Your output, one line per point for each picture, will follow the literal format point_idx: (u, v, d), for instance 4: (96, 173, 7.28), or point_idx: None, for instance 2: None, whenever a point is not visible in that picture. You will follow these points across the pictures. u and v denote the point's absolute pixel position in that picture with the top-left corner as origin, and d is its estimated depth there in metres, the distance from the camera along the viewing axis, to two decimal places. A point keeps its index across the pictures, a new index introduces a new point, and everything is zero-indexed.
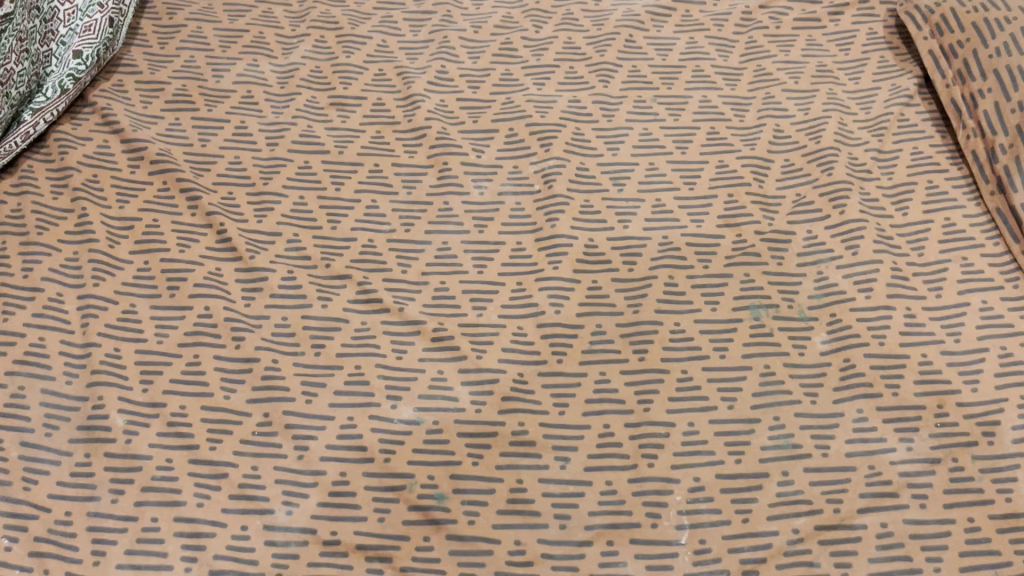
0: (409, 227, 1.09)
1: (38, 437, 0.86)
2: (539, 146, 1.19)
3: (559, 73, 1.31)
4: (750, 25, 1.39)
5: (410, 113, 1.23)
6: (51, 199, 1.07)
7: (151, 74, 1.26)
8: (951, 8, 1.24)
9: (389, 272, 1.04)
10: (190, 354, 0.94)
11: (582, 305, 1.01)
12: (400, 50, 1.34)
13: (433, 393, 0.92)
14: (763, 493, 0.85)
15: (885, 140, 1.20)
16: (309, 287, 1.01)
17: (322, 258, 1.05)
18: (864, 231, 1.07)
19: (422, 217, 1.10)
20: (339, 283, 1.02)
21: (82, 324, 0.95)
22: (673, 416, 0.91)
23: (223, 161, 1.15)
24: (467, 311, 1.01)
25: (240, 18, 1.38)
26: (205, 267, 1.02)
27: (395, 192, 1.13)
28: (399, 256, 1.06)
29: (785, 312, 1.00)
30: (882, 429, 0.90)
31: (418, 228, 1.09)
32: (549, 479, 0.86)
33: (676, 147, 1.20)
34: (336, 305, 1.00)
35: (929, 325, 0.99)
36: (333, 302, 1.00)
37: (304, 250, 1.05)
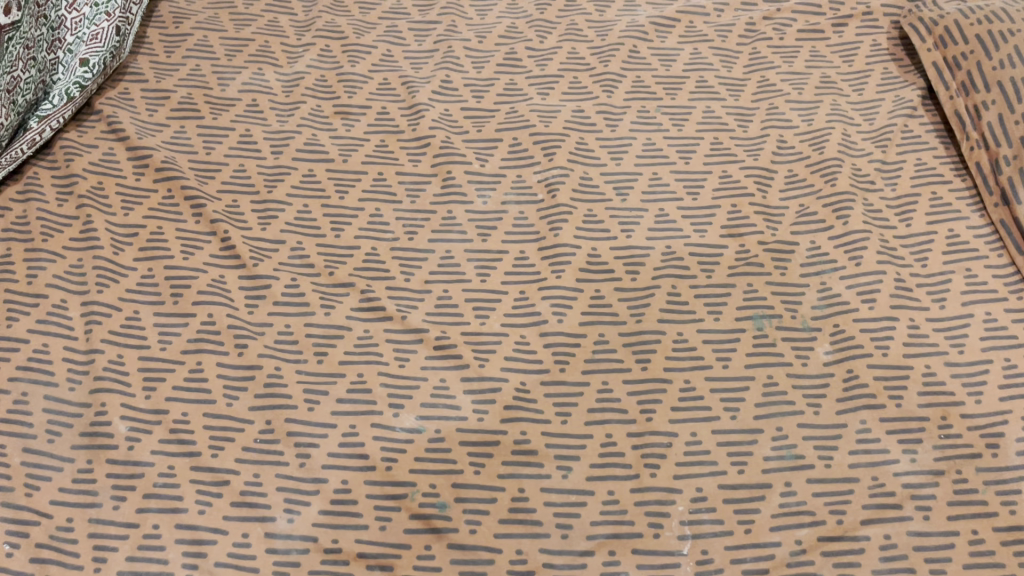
0: (428, 322, 1.28)
1: (127, 523, 1.02)
2: (552, 246, 1.39)
3: (498, 116, 1.60)
4: (704, 65, 1.70)
5: (426, 231, 1.40)
6: (115, 312, 1.23)
7: (205, 186, 1.45)
8: (979, 67, 1.50)
9: (416, 366, 1.22)
10: (264, 443, 1.12)
11: (591, 404, 1.19)
12: (430, 155, 1.53)
13: (459, 469, 1.12)
14: (754, 531, 1.06)
15: (854, 243, 1.36)
16: (371, 381, 1.20)
17: (365, 360, 1.22)
18: (834, 344, 1.25)
19: (427, 304, 1.30)
20: (386, 373, 1.21)
21: (87, 332, 1.22)
22: (671, 474, 1.12)
23: (312, 204, 1.44)
24: (630, 362, 1.24)
25: (285, 122, 1.56)
26: (267, 371, 1.20)
27: (410, 282, 1.33)
28: (421, 372, 1.22)
29: (763, 403, 1.19)
30: (824, 503, 1.09)
31: (428, 319, 1.28)
32: (554, 547, 1.06)
33: (619, 194, 1.46)
34: (384, 391, 1.19)
35: (944, 378, 1.21)
36: (368, 392, 1.18)
37: (351, 356, 1.23)
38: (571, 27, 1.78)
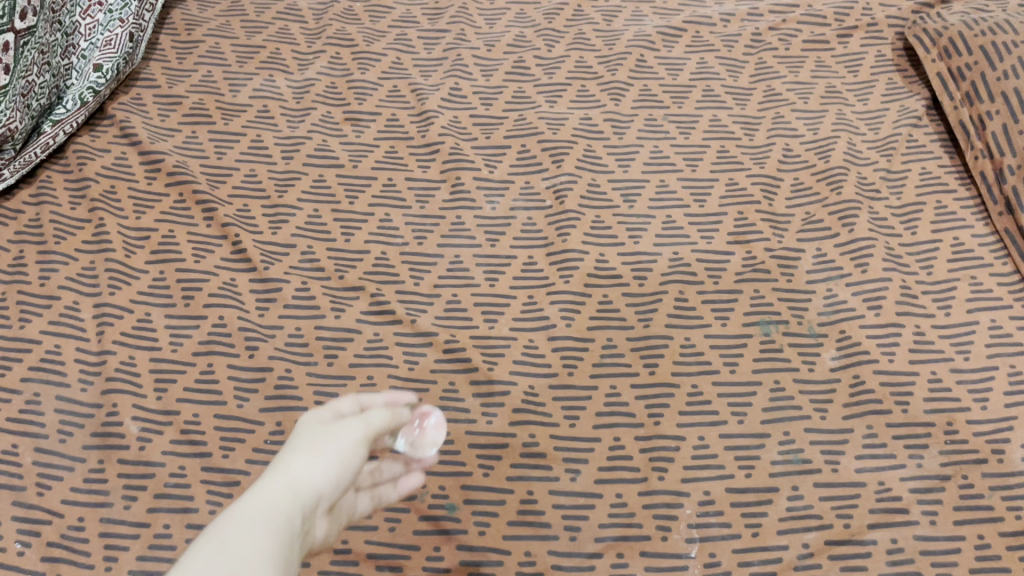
0: (421, 241, 1.00)
1: (52, 443, 0.78)
2: (551, 163, 1.10)
3: (572, 91, 1.22)
4: (760, 46, 1.29)
5: (423, 129, 1.14)
6: (68, 209, 0.98)
7: (169, 88, 1.18)
8: (958, 31, 1.14)
9: (401, 284, 0.95)
10: (203, 363, 0.85)
11: (592, 318, 0.92)
12: (414, 68, 1.25)
13: (444, 405, 0.84)
14: (775, 507, 0.77)
15: (893, 160, 1.10)
16: (323, 298, 0.92)
17: (336, 269, 0.96)
18: (873, 250, 0.98)
19: (435, 230, 1.01)
20: (352, 294, 0.93)
21: (15, 323, 0.86)
22: (683, 430, 0.82)
23: (238, 174, 1.06)
24: (477, 323, 0.92)
25: (258, 35, 1.29)
26: (220, 277, 0.93)
27: (408, 207, 1.04)
28: (411, 267, 0.97)
29: (795, 328, 0.91)
30: (892, 446, 0.81)
31: (431, 241, 1.00)
32: (559, 491, 0.78)
33: (688, 164, 1.11)
34: (349, 316, 0.91)
35: (938, 343, 0.89)
36: (347, 312, 0.91)
37: (317, 262, 0.96)
38: (580, 13, 1.36)
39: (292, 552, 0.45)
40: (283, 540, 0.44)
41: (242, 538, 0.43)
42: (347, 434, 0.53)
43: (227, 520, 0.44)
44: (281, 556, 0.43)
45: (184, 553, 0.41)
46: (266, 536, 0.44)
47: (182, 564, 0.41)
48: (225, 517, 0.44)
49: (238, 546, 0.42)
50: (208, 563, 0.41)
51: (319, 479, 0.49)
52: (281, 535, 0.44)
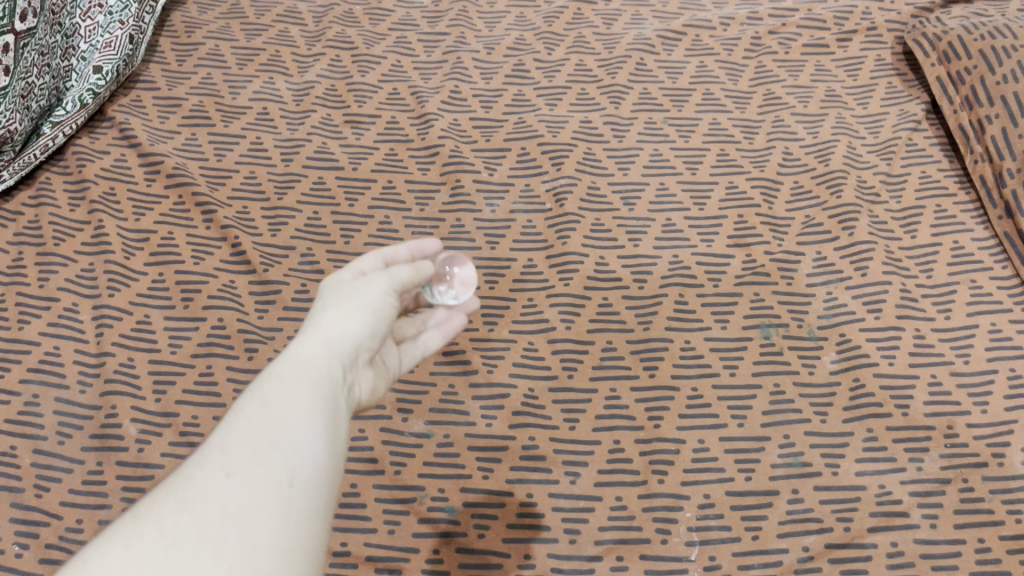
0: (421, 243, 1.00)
1: (51, 445, 0.77)
2: (552, 165, 1.10)
3: (572, 94, 1.22)
4: (759, 50, 1.29)
5: (423, 131, 1.14)
6: (68, 211, 0.98)
7: (169, 90, 1.17)
8: (958, 35, 1.14)
9: None
10: (202, 365, 0.85)
11: (592, 321, 0.92)
12: (414, 71, 1.25)
13: (444, 407, 0.84)
14: (775, 510, 0.77)
15: (893, 163, 1.10)
16: None
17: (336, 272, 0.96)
18: (873, 253, 0.98)
19: (434, 232, 1.01)
20: None
21: (13, 325, 0.86)
22: (683, 432, 0.82)
23: (238, 176, 1.06)
24: (477, 325, 0.92)
25: (258, 37, 1.29)
26: (220, 279, 0.93)
27: (408, 209, 1.04)
28: None
29: (795, 332, 0.91)
30: (892, 449, 0.81)
31: None
32: (559, 494, 0.78)
33: (687, 167, 1.11)
34: None
35: (938, 346, 0.89)
36: None
37: (317, 264, 0.96)
38: (580, 17, 1.36)
39: (329, 399, 0.52)
40: (320, 391, 0.52)
41: (282, 394, 0.51)
42: (368, 288, 0.60)
43: (269, 379, 0.52)
44: (318, 404, 0.51)
45: (234, 410, 0.50)
46: (304, 388, 0.51)
47: (234, 417, 0.49)
48: (267, 378, 0.52)
49: (278, 399, 0.50)
50: (253, 417, 0.49)
51: (349, 330, 0.57)
52: (316, 387, 0.52)
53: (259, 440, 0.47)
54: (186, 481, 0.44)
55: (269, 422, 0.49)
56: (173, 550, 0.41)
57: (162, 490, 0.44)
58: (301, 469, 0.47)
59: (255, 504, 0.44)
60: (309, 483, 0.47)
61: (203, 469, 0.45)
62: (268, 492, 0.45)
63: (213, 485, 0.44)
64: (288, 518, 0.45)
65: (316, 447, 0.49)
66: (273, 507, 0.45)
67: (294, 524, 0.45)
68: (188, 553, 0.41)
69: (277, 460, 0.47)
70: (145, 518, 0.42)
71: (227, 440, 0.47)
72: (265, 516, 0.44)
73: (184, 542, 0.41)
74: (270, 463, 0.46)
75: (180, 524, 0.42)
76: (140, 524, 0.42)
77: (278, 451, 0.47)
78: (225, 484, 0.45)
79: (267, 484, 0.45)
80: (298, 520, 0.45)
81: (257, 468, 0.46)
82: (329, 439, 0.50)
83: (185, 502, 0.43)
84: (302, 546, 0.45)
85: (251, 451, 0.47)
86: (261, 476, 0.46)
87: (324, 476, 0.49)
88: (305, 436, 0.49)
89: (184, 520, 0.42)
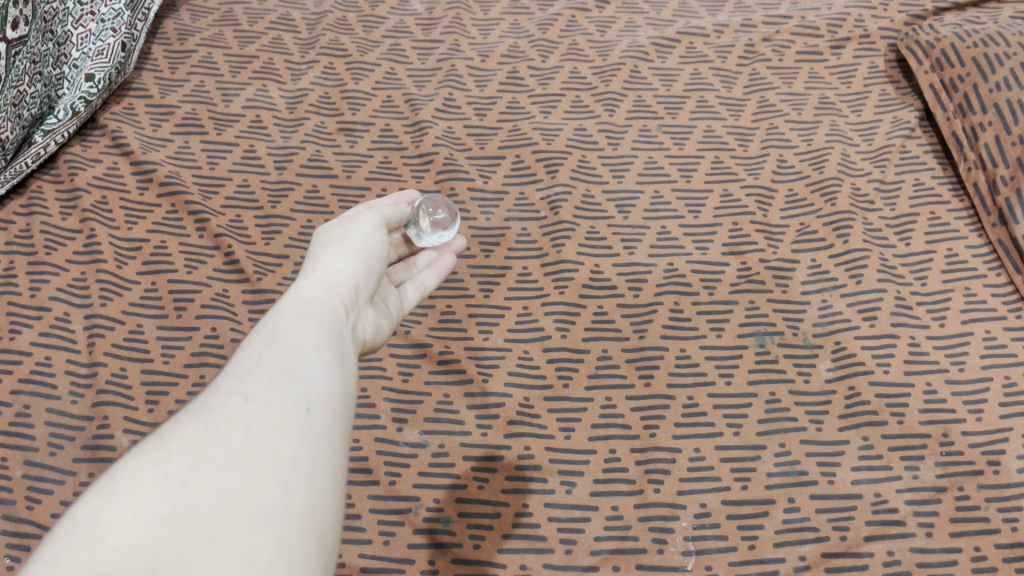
0: None
1: (42, 456, 0.77)
2: (546, 173, 1.10)
3: (566, 101, 1.22)
4: (753, 57, 1.29)
5: (418, 139, 1.14)
6: (59, 220, 0.97)
7: (162, 98, 1.17)
8: (951, 42, 1.15)
9: None
10: (195, 375, 0.84)
11: (587, 330, 0.92)
12: (408, 78, 1.25)
13: (439, 416, 0.83)
14: (771, 520, 0.76)
15: (887, 171, 1.10)
16: None
17: None
18: (868, 261, 0.98)
19: None
20: None
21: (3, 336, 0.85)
22: (678, 441, 0.82)
23: (231, 184, 1.05)
24: (472, 334, 0.92)
25: (251, 44, 1.29)
26: (213, 288, 0.92)
27: None
28: None
29: (790, 339, 0.91)
30: (887, 457, 0.80)
31: None
32: (554, 504, 0.77)
33: (682, 175, 1.11)
34: None
35: (933, 354, 0.89)
36: None
37: None
38: (574, 24, 1.37)
39: (335, 334, 0.55)
40: (325, 328, 0.54)
41: (289, 331, 0.53)
42: (355, 236, 0.66)
43: (275, 318, 0.54)
44: (325, 338, 0.53)
45: (244, 345, 0.51)
46: (309, 324, 0.54)
47: (245, 352, 0.51)
48: (273, 318, 0.54)
49: (287, 334, 0.52)
50: (265, 350, 0.51)
51: (345, 271, 0.61)
52: (321, 323, 0.55)
53: (273, 369, 0.49)
54: (207, 407, 0.46)
55: (280, 355, 0.51)
56: (202, 464, 0.42)
57: (184, 415, 0.45)
58: (316, 394, 0.49)
59: (277, 423, 0.46)
60: (326, 407, 0.49)
61: (222, 396, 0.47)
62: (288, 415, 0.47)
63: (233, 409, 0.46)
64: (309, 437, 0.46)
65: (328, 375, 0.51)
66: (294, 426, 0.46)
67: (316, 442, 0.47)
68: (216, 466, 0.42)
69: (293, 385, 0.49)
70: (170, 438, 0.43)
71: (242, 371, 0.49)
72: (287, 435, 0.46)
73: (212, 457, 0.43)
74: (286, 389, 0.48)
75: (204, 442, 0.43)
76: (165, 445, 0.43)
77: (293, 378, 0.49)
78: (245, 408, 0.46)
79: (286, 407, 0.47)
80: (318, 439, 0.47)
81: (275, 392, 0.48)
82: (339, 370, 0.52)
83: (208, 424, 0.45)
84: (325, 460, 0.46)
85: (267, 379, 0.48)
86: (280, 401, 0.47)
87: (340, 402, 0.50)
88: (316, 365, 0.51)
89: (209, 438, 0.44)
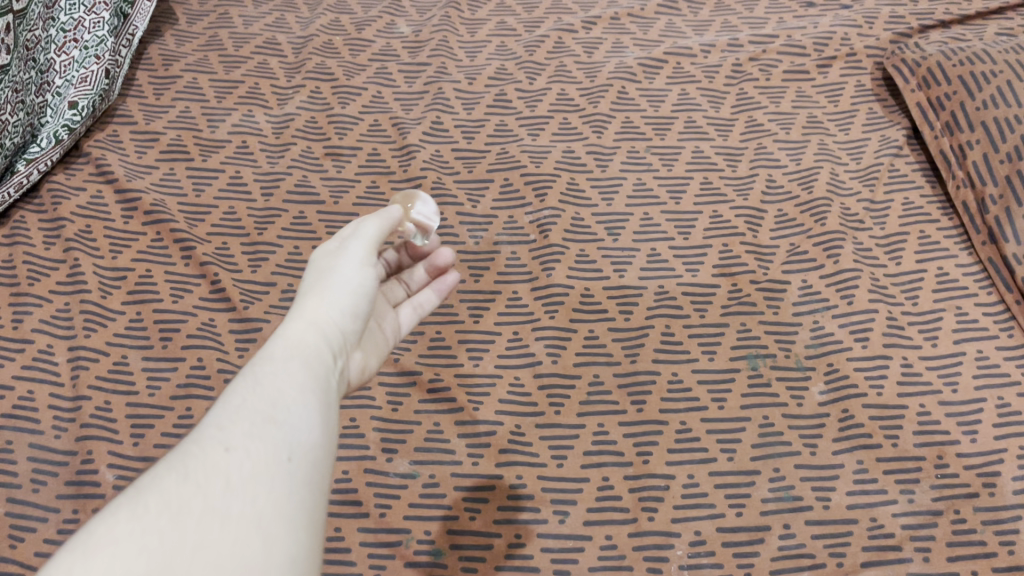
0: None
1: (25, 493, 0.75)
2: (535, 197, 1.10)
3: (554, 123, 1.21)
4: (740, 77, 1.29)
5: (405, 163, 1.13)
6: (42, 250, 0.96)
7: (147, 125, 1.16)
8: (937, 61, 1.15)
9: None
10: (182, 407, 0.83)
11: (578, 355, 0.91)
12: (395, 102, 1.25)
13: (429, 446, 0.82)
14: (767, 547, 0.75)
15: (876, 190, 1.10)
16: None
17: None
18: (858, 281, 0.98)
19: None
20: None
21: None
22: (672, 467, 0.81)
23: (217, 212, 1.04)
24: (462, 360, 0.91)
25: (237, 69, 1.28)
26: (199, 318, 0.91)
27: None
28: None
29: (783, 362, 0.90)
30: (882, 481, 0.80)
31: None
32: (547, 534, 0.76)
33: (671, 197, 1.10)
34: None
35: (926, 375, 0.89)
36: None
37: None
38: (561, 45, 1.37)
39: (319, 378, 0.55)
40: (311, 373, 0.54)
41: (274, 375, 0.53)
42: (351, 271, 0.65)
43: (260, 362, 0.53)
44: (310, 383, 0.53)
45: (227, 389, 0.51)
46: (295, 368, 0.54)
47: (228, 397, 0.51)
48: (257, 360, 0.54)
49: (271, 379, 0.52)
50: (248, 394, 0.51)
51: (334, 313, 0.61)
52: (307, 367, 0.55)
53: (255, 416, 0.49)
54: (186, 456, 0.46)
55: (264, 400, 0.50)
56: (181, 518, 0.42)
57: (163, 464, 0.45)
58: (298, 443, 0.49)
59: (259, 474, 0.46)
60: (307, 456, 0.49)
61: (203, 445, 0.46)
62: (270, 465, 0.47)
63: (214, 457, 0.46)
64: (290, 487, 0.47)
65: (311, 423, 0.51)
66: (275, 477, 0.46)
67: (296, 493, 0.47)
68: (195, 520, 0.42)
69: (276, 434, 0.49)
70: (149, 490, 0.43)
71: (224, 417, 0.49)
72: (267, 486, 0.46)
73: (191, 510, 0.42)
74: (268, 437, 0.48)
75: (183, 494, 0.43)
76: (143, 497, 0.42)
77: (275, 426, 0.49)
78: (227, 457, 0.46)
79: (267, 456, 0.47)
80: (298, 489, 0.47)
81: (258, 440, 0.48)
82: (322, 417, 0.52)
83: (188, 475, 0.44)
84: (305, 513, 0.46)
85: (249, 426, 0.48)
86: (262, 451, 0.47)
87: (321, 451, 0.51)
88: (299, 413, 0.51)
89: (187, 491, 0.43)
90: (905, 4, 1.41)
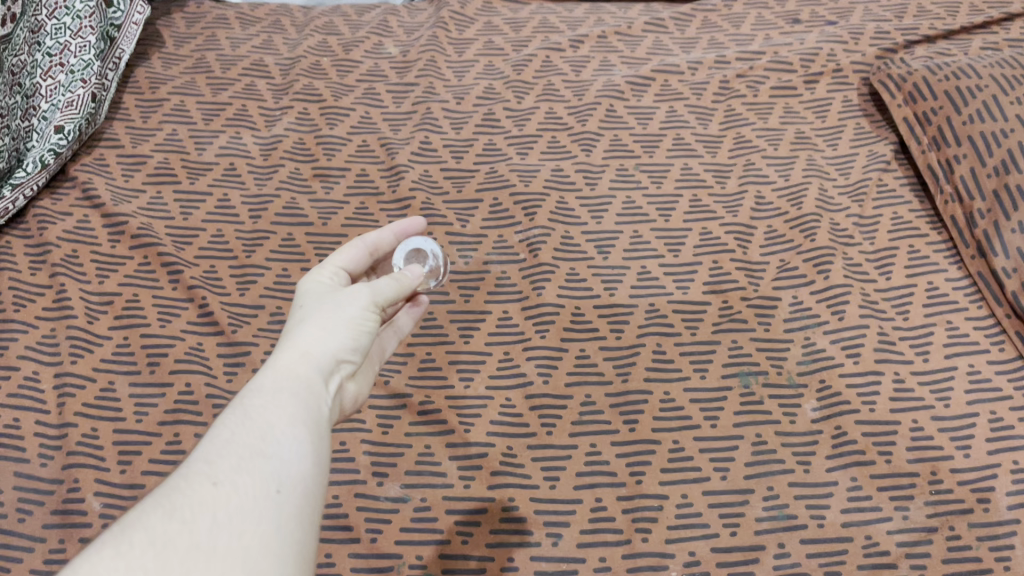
0: None
1: (10, 523, 0.74)
2: (524, 216, 1.09)
3: (542, 142, 1.22)
4: (728, 93, 1.30)
5: (394, 183, 1.13)
6: (28, 276, 0.95)
7: (134, 148, 1.16)
8: (922, 76, 1.16)
9: None
10: (169, 433, 0.82)
11: (569, 374, 0.91)
12: (384, 122, 1.25)
13: (420, 469, 0.82)
14: (762, 567, 0.75)
15: (865, 205, 1.10)
16: None
17: None
18: (849, 297, 0.97)
19: None
20: None
21: None
22: (665, 488, 0.81)
23: (205, 235, 1.04)
24: (453, 382, 0.90)
25: (224, 91, 1.28)
26: (186, 342, 0.90)
27: None
28: None
29: (774, 379, 0.90)
30: (877, 498, 0.79)
31: None
32: (540, 557, 0.75)
33: (661, 214, 1.10)
34: None
35: (918, 390, 0.88)
36: None
37: None
38: (549, 64, 1.37)
39: (310, 408, 0.54)
40: (301, 403, 0.54)
41: (264, 407, 0.52)
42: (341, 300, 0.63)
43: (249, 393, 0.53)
44: (301, 414, 0.53)
45: (217, 422, 0.51)
46: (286, 400, 0.53)
47: (216, 430, 0.50)
48: (248, 393, 0.53)
49: (260, 411, 0.52)
50: (237, 429, 0.50)
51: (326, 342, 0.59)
52: (298, 398, 0.54)
53: (244, 450, 0.49)
54: (173, 492, 0.45)
55: (253, 433, 0.50)
56: (165, 555, 0.41)
57: (150, 501, 0.44)
58: (288, 475, 0.49)
59: (246, 508, 0.46)
60: (297, 488, 0.49)
61: (190, 479, 0.46)
62: (257, 499, 0.46)
63: (201, 494, 0.45)
64: (278, 521, 0.46)
65: (302, 454, 0.51)
66: (264, 511, 0.46)
67: (285, 527, 0.46)
68: (180, 557, 0.42)
69: (265, 469, 0.48)
70: (134, 526, 0.42)
71: (212, 450, 0.48)
72: (255, 520, 0.45)
73: (176, 547, 0.42)
74: (256, 471, 0.48)
75: (169, 530, 0.43)
76: (128, 533, 0.42)
77: (264, 459, 0.49)
78: (215, 492, 0.46)
79: (256, 490, 0.47)
80: (287, 522, 0.47)
81: (246, 474, 0.47)
82: (314, 447, 0.52)
83: (173, 511, 0.44)
84: (294, 546, 0.46)
85: (237, 460, 0.48)
86: (250, 484, 0.47)
87: (312, 482, 0.50)
88: (288, 445, 0.50)
89: (173, 527, 0.43)
90: (890, 20, 1.42)
